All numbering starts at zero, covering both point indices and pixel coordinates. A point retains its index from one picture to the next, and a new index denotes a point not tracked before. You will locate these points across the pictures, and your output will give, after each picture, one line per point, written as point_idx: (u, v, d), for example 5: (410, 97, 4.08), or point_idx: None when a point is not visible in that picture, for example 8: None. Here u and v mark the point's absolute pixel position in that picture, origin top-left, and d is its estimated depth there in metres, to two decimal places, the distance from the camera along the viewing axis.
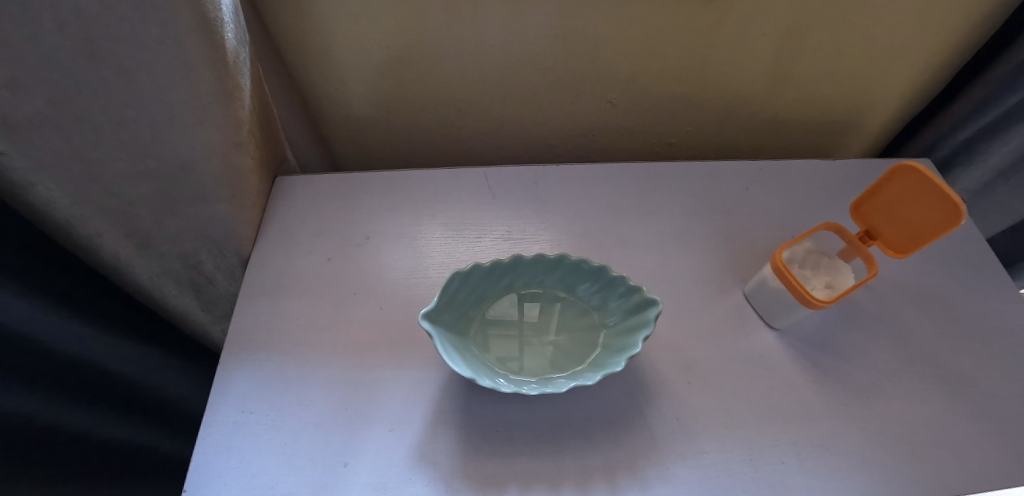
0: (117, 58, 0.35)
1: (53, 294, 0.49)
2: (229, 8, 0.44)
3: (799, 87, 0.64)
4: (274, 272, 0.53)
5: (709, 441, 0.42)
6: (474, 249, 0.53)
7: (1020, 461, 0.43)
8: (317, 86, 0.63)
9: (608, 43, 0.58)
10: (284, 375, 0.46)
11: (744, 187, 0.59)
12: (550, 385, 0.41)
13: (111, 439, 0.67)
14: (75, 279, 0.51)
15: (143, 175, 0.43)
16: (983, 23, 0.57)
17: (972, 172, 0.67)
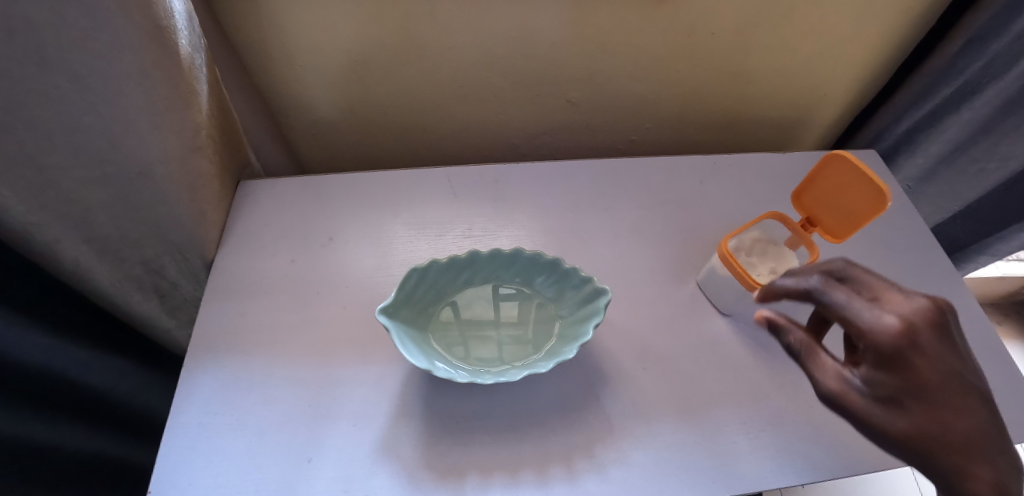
0: (69, 65, 0.36)
1: (15, 304, 0.49)
2: (184, 15, 0.44)
3: (751, 84, 0.67)
4: (238, 274, 0.54)
5: (664, 425, 0.44)
6: (437, 246, 0.55)
7: None
8: (281, 91, 0.63)
9: (564, 45, 0.60)
10: (248, 376, 0.46)
11: (698, 181, 0.61)
12: (505, 374, 0.42)
13: (80, 451, 0.66)
14: (37, 289, 0.51)
15: (101, 181, 0.44)
16: (919, 20, 0.60)
17: (913, 160, 0.71)
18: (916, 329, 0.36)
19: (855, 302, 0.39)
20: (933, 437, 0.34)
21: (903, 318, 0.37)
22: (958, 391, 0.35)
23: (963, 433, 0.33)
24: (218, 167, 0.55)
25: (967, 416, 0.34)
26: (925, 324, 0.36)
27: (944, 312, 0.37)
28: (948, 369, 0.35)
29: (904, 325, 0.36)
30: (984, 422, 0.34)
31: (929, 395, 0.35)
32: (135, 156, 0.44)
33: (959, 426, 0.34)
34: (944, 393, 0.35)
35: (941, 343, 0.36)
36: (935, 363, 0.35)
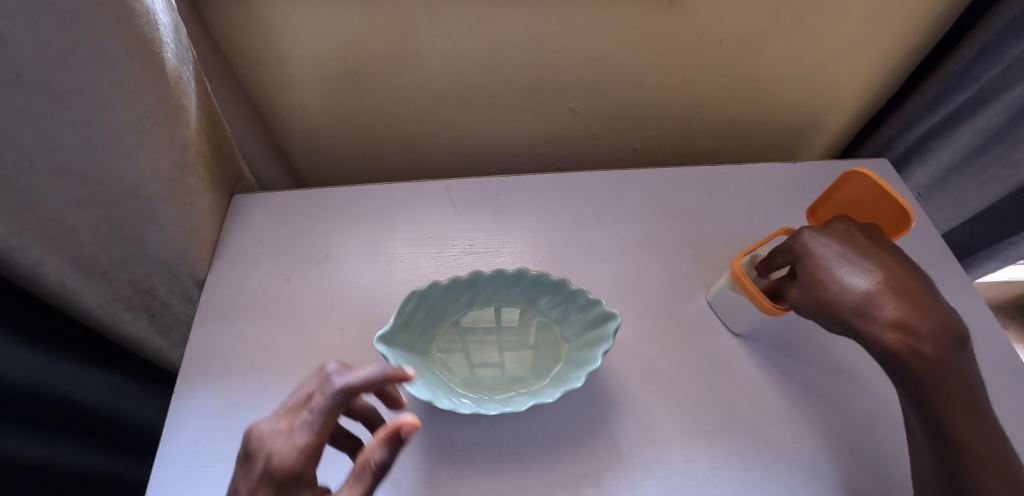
0: (47, 83, 0.34)
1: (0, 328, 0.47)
2: (170, 26, 0.42)
3: (759, 91, 0.65)
4: (231, 294, 0.52)
5: (674, 451, 0.42)
6: (437, 263, 0.53)
7: None
8: (274, 101, 0.61)
9: (567, 52, 0.58)
10: (242, 402, 0.45)
11: (706, 193, 0.60)
12: (509, 403, 0.41)
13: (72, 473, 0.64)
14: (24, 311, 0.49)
15: (85, 201, 0.42)
16: (934, 25, 0.58)
17: (925, 168, 0.69)
18: (826, 233, 0.42)
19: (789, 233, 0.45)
20: (847, 306, 0.38)
21: (820, 231, 0.43)
22: (864, 270, 0.39)
23: (876, 298, 0.38)
24: (209, 182, 0.53)
25: (876, 284, 0.38)
26: (837, 231, 0.42)
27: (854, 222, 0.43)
28: (856, 253, 0.40)
29: (822, 236, 0.42)
30: (902, 287, 0.38)
31: (843, 272, 0.39)
32: (121, 175, 0.42)
33: (871, 292, 0.38)
34: (854, 264, 0.40)
35: (853, 239, 0.41)
36: (846, 252, 0.41)
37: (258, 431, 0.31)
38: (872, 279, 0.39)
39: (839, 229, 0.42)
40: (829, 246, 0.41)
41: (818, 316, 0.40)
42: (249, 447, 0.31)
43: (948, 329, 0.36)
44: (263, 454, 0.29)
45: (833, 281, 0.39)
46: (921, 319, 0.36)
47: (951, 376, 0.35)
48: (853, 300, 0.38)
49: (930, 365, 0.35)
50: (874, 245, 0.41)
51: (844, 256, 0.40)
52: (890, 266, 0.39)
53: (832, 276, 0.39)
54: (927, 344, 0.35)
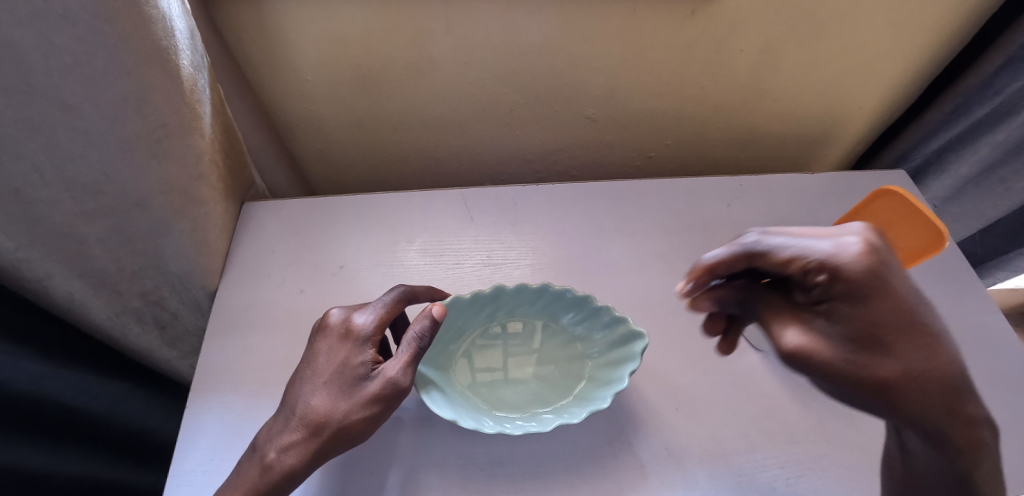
0: (60, 92, 0.33)
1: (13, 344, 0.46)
2: (186, 33, 0.41)
3: (776, 102, 0.64)
4: (243, 306, 0.51)
5: (698, 470, 0.41)
6: (454, 275, 0.52)
7: None
8: (286, 106, 0.60)
9: (587, 60, 0.57)
10: (255, 418, 0.43)
11: (725, 204, 0.59)
12: (534, 422, 0.40)
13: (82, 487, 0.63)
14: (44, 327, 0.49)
15: (96, 213, 0.40)
16: (954, 37, 0.57)
17: (942, 180, 0.68)
18: (873, 267, 0.27)
19: (816, 248, 0.28)
20: (922, 389, 0.28)
21: (867, 268, 0.27)
22: (933, 325, 0.28)
23: (948, 363, 0.28)
24: (223, 191, 0.52)
25: (944, 348, 0.28)
26: (883, 271, 0.27)
27: (873, 238, 0.29)
28: (920, 308, 0.28)
29: (870, 272, 0.26)
30: (963, 358, 0.29)
31: (928, 342, 0.28)
32: (133, 186, 0.41)
33: (947, 361, 0.28)
34: (926, 316, 0.28)
35: (906, 279, 0.28)
36: (914, 293, 0.28)
37: (357, 318, 0.38)
38: (944, 356, 0.28)
39: (882, 264, 0.27)
40: (892, 297, 0.27)
41: (869, 395, 0.28)
42: (349, 329, 0.38)
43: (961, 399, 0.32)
44: (377, 328, 0.38)
45: (915, 352, 0.28)
46: (975, 402, 0.30)
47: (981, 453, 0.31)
48: (930, 380, 0.28)
49: (967, 449, 0.31)
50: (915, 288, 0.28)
51: (917, 312, 0.27)
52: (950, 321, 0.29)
53: (913, 347, 0.28)
54: (973, 429, 0.30)
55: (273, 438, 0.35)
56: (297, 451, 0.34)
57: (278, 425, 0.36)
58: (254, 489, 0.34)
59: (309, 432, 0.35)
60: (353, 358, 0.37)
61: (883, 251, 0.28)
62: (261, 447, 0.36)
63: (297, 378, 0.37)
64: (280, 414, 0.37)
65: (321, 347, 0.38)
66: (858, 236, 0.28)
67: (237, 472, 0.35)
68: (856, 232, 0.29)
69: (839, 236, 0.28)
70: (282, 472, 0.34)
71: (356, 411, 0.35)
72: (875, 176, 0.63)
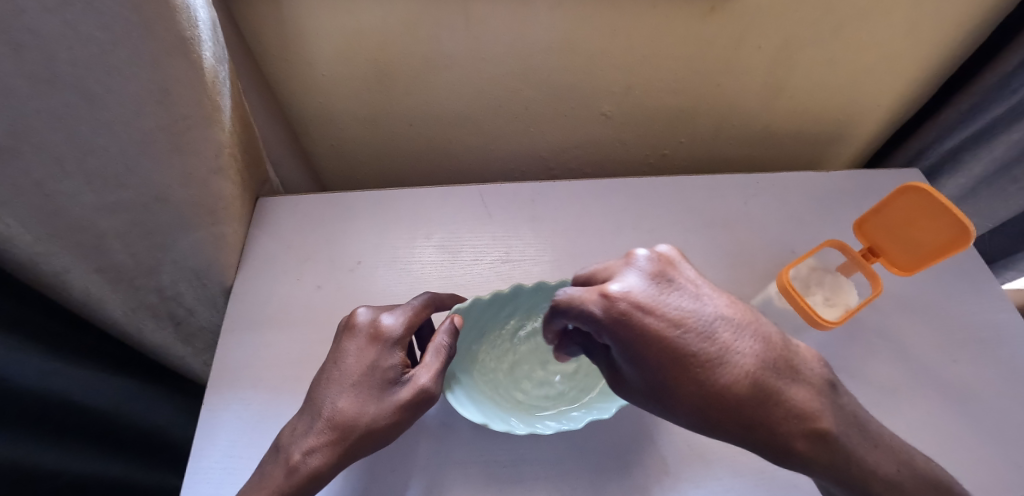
0: (83, 82, 0.32)
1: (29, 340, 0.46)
2: (208, 25, 0.40)
3: (792, 99, 0.64)
4: (260, 302, 0.50)
5: (722, 468, 0.41)
6: (472, 272, 0.51)
7: None
8: (301, 101, 0.60)
9: (605, 56, 0.57)
10: (274, 416, 0.43)
11: (742, 202, 0.59)
12: (565, 421, 0.40)
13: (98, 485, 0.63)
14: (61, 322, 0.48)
15: (115, 207, 0.40)
16: (972, 36, 0.57)
17: (955, 179, 0.68)
18: (627, 309, 0.30)
19: (584, 291, 0.32)
20: (717, 412, 0.29)
21: (606, 303, 0.30)
22: (724, 350, 0.29)
23: (740, 385, 0.28)
24: (240, 186, 0.51)
25: (748, 369, 0.29)
26: (636, 302, 0.30)
27: (663, 269, 0.33)
28: (685, 330, 0.30)
29: (613, 317, 0.30)
30: (750, 368, 0.29)
31: (700, 365, 0.29)
32: (153, 179, 0.40)
33: (727, 383, 0.28)
34: (720, 340, 0.30)
35: (673, 303, 0.31)
36: (695, 324, 0.30)
37: (385, 319, 0.38)
38: (696, 377, 0.29)
39: (643, 295, 0.31)
40: (642, 328, 0.29)
41: (716, 422, 0.29)
42: (378, 331, 0.37)
43: (818, 397, 0.30)
44: (406, 332, 0.37)
45: (684, 379, 0.29)
46: (775, 411, 0.29)
47: (846, 454, 0.30)
48: (716, 402, 0.29)
49: (816, 456, 0.29)
50: (698, 308, 0.31)
51: (677, 334, 0.29)
52: (738, 332, 0.30)
53: (673, 375, 0.29)
54: (794, 440, 0.29)
55: (298, 439, 0.35)
56: (323, 452, 0.34)
57: (303, 425, 0.35)
58: (280, 490, 0.33)
59: (336, 435, 0.34)
60: (382, 361, 0.36)
61: (658, 280, 0.32)
62: (285, 447, 0.35)
63: (322, 379, 0.37)
64: (305, 414, 0.36)
65: (347, 347, 0.37)
66: (652, 269, 0.32)
67: (261, 473, 0.35)
68: (645, 266, 0.33)
69: (629, 271, 0.33)
70: (308, 474, 0.34)
71: (385, 415, 0.34)
72: (891, 175, 0.63)
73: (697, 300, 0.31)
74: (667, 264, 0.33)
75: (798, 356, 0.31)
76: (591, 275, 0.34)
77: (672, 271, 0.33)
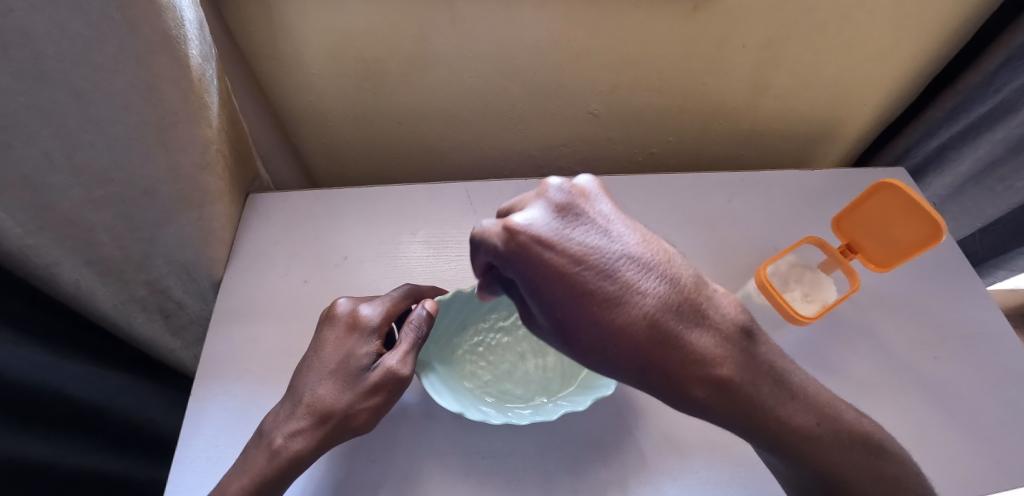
0: (71, 78, 0.33)
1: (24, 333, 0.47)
2: (195, 24, 0.41)
3: (777, 99, 0.65)
4: (247, 295, 0.51)
5: (699, 460, 0.42)
6: (457, 267, 0.52)
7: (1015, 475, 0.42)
8: (292, 99, 0.61)
9: (591, 55, 0.57)
10: (258, 406, 0.44)
11: (726, 199, 0.59)
12: (541, 412, 0.40)
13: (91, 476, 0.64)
14: (52, 315, 0.49)
15: (103, 201, 0.41)
16: (955, 36, 0.58)
17: (941, 178, 0.68)
18: (523, 243, 0.26)
19: (489, 224, 0.28)
20: (612, 353, 0.26)
21: (506, 237, 0.26)
22: (627, 289, 0.26)
23: (638, 325, 0.25)
24: (229, 182, 0.52)
25: (650, 310, 0.26)
26: (536, 236, 0.26)
27: (573, 201, 0.28)
28: (586, 267, 0.26)
29: (508, 249, 0.26)
30: (650, 310, 0.25)
31: (597, 304, 0.25)
32: (141, 174, 0.41)
33: (624, 322, 0.25)
34: (622, 278, 0.26)
35: (578, 238, 0.26)
36: (598, 260, 0.26)
37: (364, 310, 0.39)
38: (589, 316, 0.25)
39: (544, 229, 0.26)
40: (541, 263, 0.26)
41: (612, 360, 0.26)
42: (356, 320, 0.38)
43: (725, 343, 0.27)
44: (383, 321, 0.38)
45: (578, 319, 0.26)
46: (674, 355, 0.26)
47: (748, 401, 0.28)
48: (609, 341, 0.26)
49: (713, 400, 0.27)
50: (606, 245, 0.26)
51: (575, 272, 0.25)
52: (647, 271, 0.26)
53: (569, 312, 0.26)
54: (692, 385, 0.27)
55: (279, 425, 0.36)
56: (304, 437, 0.35)
57: (284, 412, 0.36)
58: (262, 474, 0.34)
59: (316, 419, 0.35)
60: (358, 349, 0.37)
61: (564, 214, 0.27)
62: (268, 433, 0.36)
63: (302, 367, 0.37)
64: (287, 401, 0.37)
65: (327, 336, 0.38)
66: (559, 201, 0.28)
67: (244, 458, 0.35)
68: (553, 196, 0.28)
69: (535, 202, 0.28)
70: (289, 457, 0.34)
71: (362, 401, 0.35)
72: (876, 173, 0.63)
73: (604, 236, 0.27)
74: (579, 196, 0.28)
75: (711, 302, 0.28)
76: (505, 208, 0.30)
77: (583, 204, 0.28)
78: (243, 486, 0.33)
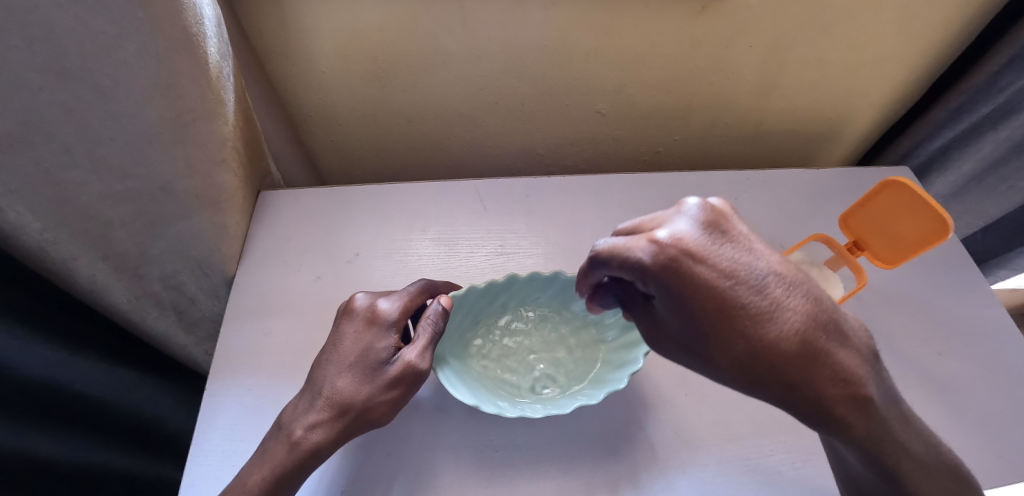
0: (93, 74, 0.34)
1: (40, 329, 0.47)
2: (212, 22, 0.41)
3: (783, 99, 0.66)
4: (260, 291, 0.52)
5: (709, 454, 0.42)
6: (467, 264, 0.53)
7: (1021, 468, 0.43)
8: (303, 97, 0.61)
9: (599, 55, 0.58)
10: (274, 400, 0.44)
11: (733, 198, 0.60)
12: (554, 406, 0.41)
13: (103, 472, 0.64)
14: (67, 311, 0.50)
15: (121, 197, 0.41)
16: (958, 37, 0.59)
17: (945, 177, 0.69)
18: (676, 256, 0.27)
19: (629, 239, 0.29)
20: (760, 368, 0.26)
21: (654, 249, 0.27)
22: (777, 306, 0.26)
23: (791, 342, 0.26)
24: (242, 179, 0.52)
25: (801, 327, 0.26)
26: (686, 250, 0.27)
27: (716, 219, 0.29)
28: (734, 281, 0.27)
29: (663, 263, 0.27)
30: (800, 326, 0.26)
31: (748, 317, 0.26)
32: (158, 171, 0.42)
33: (777, 337, 0.26)
34: (773, 295, 0.26)
35: (726, 254, 0.27)
36: (746, 277, 0.27)
37: (381, 304, 0.39)
38: (739, 330, 0.26)
39: (693, 242, 0.27)
40: (691, 276, 0.27)
41: (758, 374, 0.27)
42: (375, 315, 0.39)
43: (865, 365, 0.28)
44: (401, 315, 0.39)
45: (729, 333, 0.27)
46: (824, 373, 0.26)
47: (882, 426, 0.28)
48: (760, 356, 0.26)
49: (853, 421, 0.27)
50: (751, 261, 0.27)
51: (726, 286, 0.26)
52: (793, 288, 0.27)
53: (717, 326, 0.27)
54: (836, 404, 0.27)
55: (299, 417, 0.36)
56: (323, 429, 0.35)
57: (303, 404, 0.37)
58: (282, 465, 0.34)
59: (335, 412, 0.35)
60: (376, 343, 0.38)
61: (711, 230, 0.28)
62: (287, 425, 0.36)
63: (322, 360, 0.38)
64: (306, 393, 0.37)
65: (345, 330, 0.39)
66: (703, 218, 0.29)
67: (263, 449, 0.36)
68: (695, 214, 0.29)
69: (677, 218, 0.29)
70: (309, 449, 0.35)
71: (381, 394, 0.36)
72: (880, 173, 0.64)
73: (749, 252, 0.28)
74: (719, 214, 0.29)
75: (846, 321, 0.28)
76: (634, 227, 0.31)
77: (724, 222, 0.29)
78: (263, 477, 0.34)
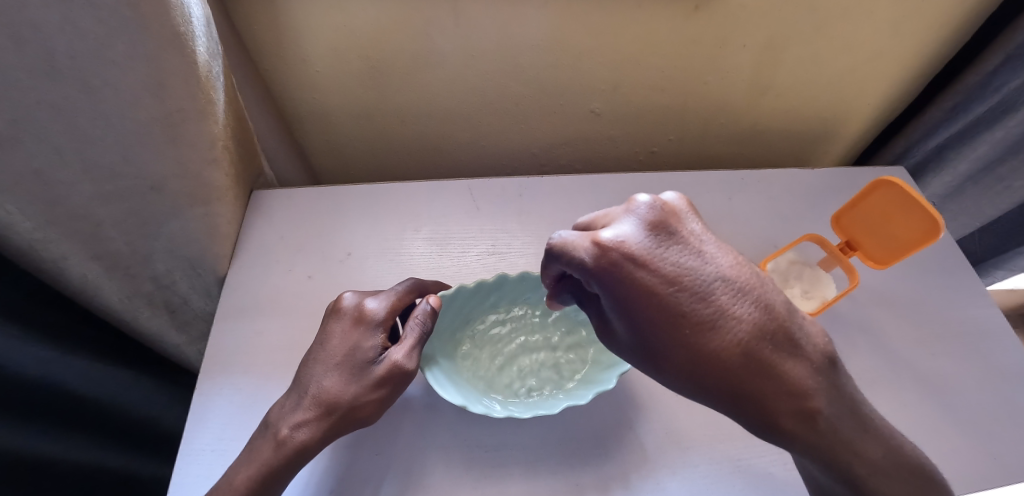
0: (82, 74, 0.34)
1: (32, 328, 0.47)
2: (202, 21, 0.41)
3: (778, 98, 0.65)
4: (252, 290, 0.52)
5: (699, 454, 0.42)
6: (460, 264, 0.53)
7: (1014, 469, 0.43)
8: (296, 96, 0.61)
9: (592, 54, 0.58)
10: (264, 399, 0.44)
11: (727, 197, 0.60)
12: (543, 406, 0.41)
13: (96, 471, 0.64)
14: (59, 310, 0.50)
15: (111, 196, 0.41)
16: (953, 37, 0.58)
17: (941, 177, 0.69)
18: (617, 261, 0.27)
19: (578, 236, 0.29)
20: (701, 376, 0.27)
21: (597, 252, 0.28)
22: (720, 316, 0.27)
23: (730, 353, 0.26)
24: (234, 178, 0.52)
25: (743, 338, 0.26)
26: (629, 253, 0.27)
27: (665, 219, 0.29)
28: (678, 288, 0.27)
29: (603, 267, 0.28)
30: (743, 336, 0.26)
31: (689, 326, 0.27)
32: (148, 170, 0.42)
33: (714, 348, 0.26)
34: (716, 303, 0.27)
35: (671, 258, 0.28)
36: (689, 284, 0.27)
37: (369, 303, 0.39)
38: (680, 338, 0.27)
39: (636, 245, 0.28)
40: (632, 282, 0.27)
41: (700, 383, 0.28)
42: (363, 314, 0.39)
43: (817, 376, 0.28)
44: (388, 315, 0.39)
45: (669, 340, 0.27)
46: (768, 383, 0.27)
47: (833, 436, 0.28)
48: (699, 364, 0.27)
49: (802, 433, 0.28)
50: (698, 266, 0.28)
51: (668, 292, 0.27)
52: (739, 296, 0.27)
53: (659, 333, 0.28)
54: (782, 417, 0.28)
55: (285, 416, 0.36)
56: (309, 427, 0.35)
57: (291, 403, 0.37)
58: (268, 463, 0.34)
59: (322, 411, 0.35)
60: (364, 343, 0.38)
61: (657, 233, 0.28)
62: (274, 423, 0.36)
63: (308, 359, 0.38)
64: (293, 392, 0.37)
65: (333, 328, 0.38)
66: (652, 219, 0.29)
67: (250, 448, 0.36)
68: (644, 213, 0.29)
69: (626, 218, 0.30)
70: (295, 447, 0.35)
71: (368, 393, 0.36)
72: (876, 173, 0.64)
73: (697, 257, 0.28)
74: (670, 213, 0.29)
75: (803, 328, 0.28)
76: (590, 222, 0.31)
77: (675, 222, 0.29)
78: (249, 476, 0.34)
